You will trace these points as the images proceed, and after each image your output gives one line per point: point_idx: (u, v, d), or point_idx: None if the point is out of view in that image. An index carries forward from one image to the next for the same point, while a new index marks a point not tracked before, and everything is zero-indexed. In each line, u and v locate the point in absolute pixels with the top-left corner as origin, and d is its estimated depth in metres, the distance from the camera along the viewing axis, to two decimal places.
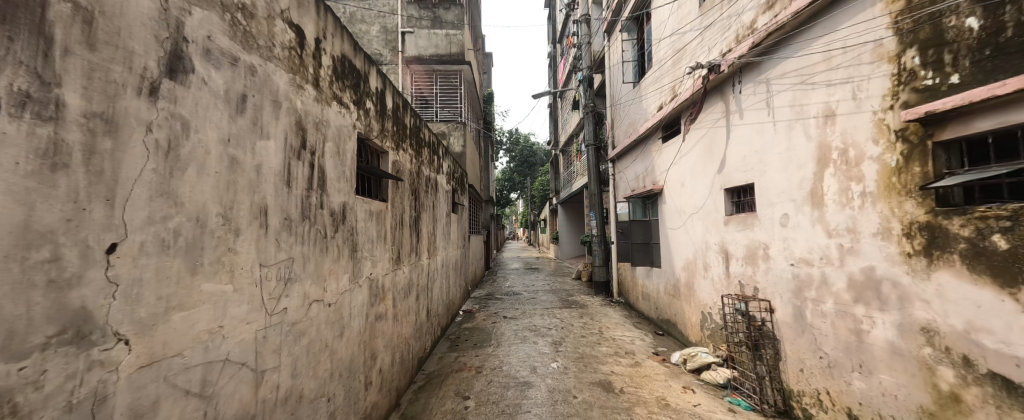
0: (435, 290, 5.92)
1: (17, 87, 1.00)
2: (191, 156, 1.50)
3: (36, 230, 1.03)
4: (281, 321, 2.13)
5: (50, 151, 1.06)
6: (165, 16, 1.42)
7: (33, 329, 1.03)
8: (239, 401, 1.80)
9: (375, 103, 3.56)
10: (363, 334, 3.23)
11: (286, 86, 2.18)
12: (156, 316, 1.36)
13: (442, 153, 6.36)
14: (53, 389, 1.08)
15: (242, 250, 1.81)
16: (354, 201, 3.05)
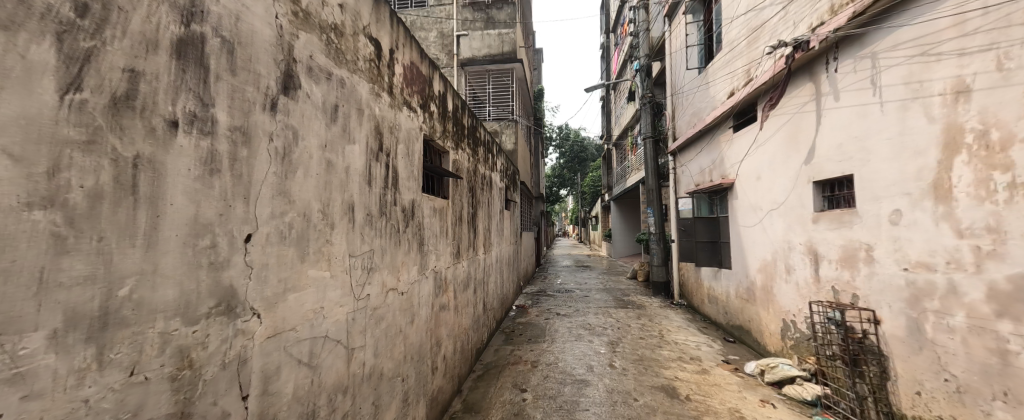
0: (491, 285, 6.11)
1: (188, 108, 1.20)
2: (299, 160, 1.75)
3: (203, 221, 1.23)
4: (366, 305, 2.39)
5: (209, 159, 1.27)
6: (280, 41, 1.66)
7: (202, 300, 1.24)
8: (336, 373, 2.06)
9: (438, 106, 3.78)
10: (429, 322, 3.47)
11: (367, 94, 2.41)
12: (276, 296, 1.61)
13: (496, 151, 6.53)
14: (214, 349, 1.29)
15: (336, 242, 2.06)
16: (420, 199, 3.27)
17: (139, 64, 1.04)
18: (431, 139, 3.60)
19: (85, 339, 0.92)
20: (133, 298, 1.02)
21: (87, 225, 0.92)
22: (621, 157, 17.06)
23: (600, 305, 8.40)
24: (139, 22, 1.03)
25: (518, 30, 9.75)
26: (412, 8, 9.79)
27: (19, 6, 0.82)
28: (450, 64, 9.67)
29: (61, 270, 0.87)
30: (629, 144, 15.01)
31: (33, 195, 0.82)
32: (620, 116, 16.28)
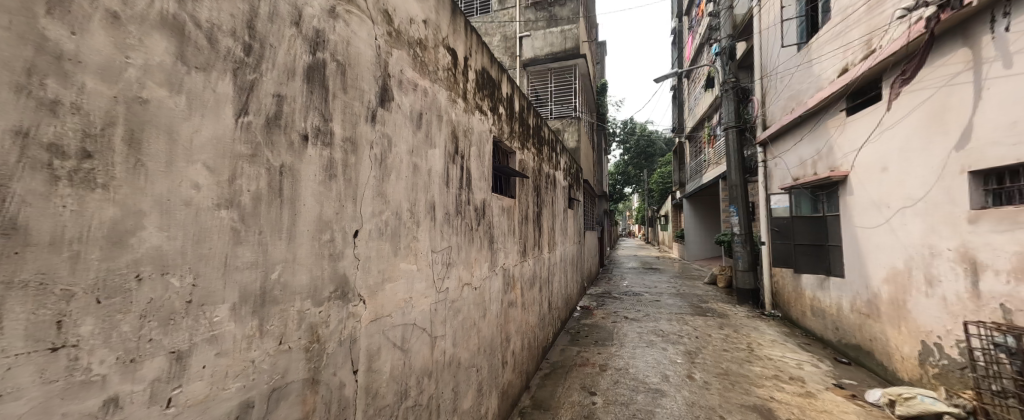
0: (555, 284, 6.07)
1: (314, 123, 1.41)
2: (393, 164, 1.95)
3: (324, 219, 1.45)
4: (445, 298, 2.56)
5: (329, 165, 1.49)
6: (378, 59, 1.86)
7: (325, 285, 1.46)
8: (422, 358, 2.25)
9: (506, 108, 3.87)
10: (500, 317, 3.59)
11: (445, 101, 2.58)
12: (376, 285, 1.82)
13: (559, 149, 6.45)
14: (334, 326, 1.51)
15: (421, 238, 2.24)
16: (490, 198, 3.39)
17: (283, 90, 1.25)
18: (500, 140, 3.69)
19: (252, 313, 1.13)
20: (280, 281, 1.24)
21: (252, 221, 1.12)
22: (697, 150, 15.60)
23: (674, 311, 7.80)
24: (282, 56, 1.25)
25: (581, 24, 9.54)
26: (477, 15, 10.31)
27: (211, 52, 1.00)
28: (513, 66, 9.82)
29: (237, 257, 1.08)
30: (705, 135, 13.67)
31: (222, 196, 1.02)
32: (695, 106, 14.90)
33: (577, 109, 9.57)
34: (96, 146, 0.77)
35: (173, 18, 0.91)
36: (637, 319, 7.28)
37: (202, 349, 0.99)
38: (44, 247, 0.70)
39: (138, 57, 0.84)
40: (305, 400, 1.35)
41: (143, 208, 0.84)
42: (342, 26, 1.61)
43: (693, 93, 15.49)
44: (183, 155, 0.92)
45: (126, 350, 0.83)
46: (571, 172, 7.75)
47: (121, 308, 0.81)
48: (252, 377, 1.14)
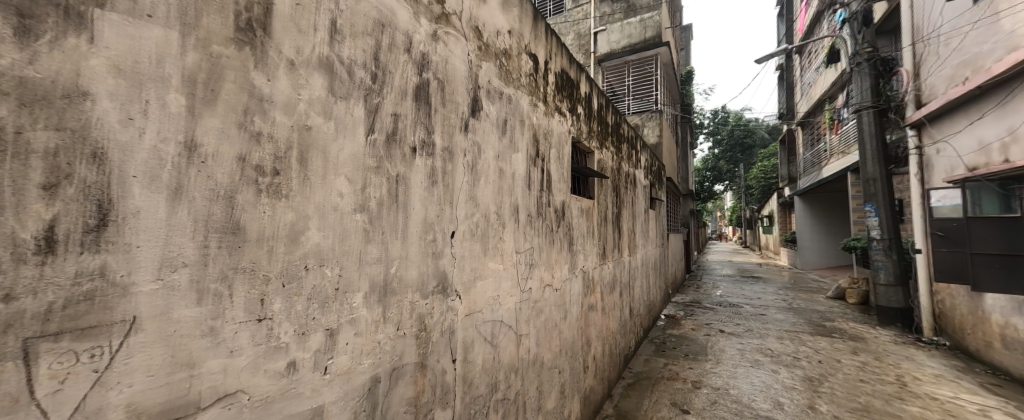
0: (637, 290, 5.72)
1: (421, 136, 1.58)
2: (482, 170, 2.08)
3: (429, 221, 1.62)
4: (528, 297, 2.61)
5: (432, 173, 1.65)
6: (470, 72, 2.00)
7: (429, 281, 1.62)
8: (509, 354, 2.34)
9: (584, 107, 3.80)
10: (580, 319, 3.53)
11: (527, 106, 2.65)
12: (469, 282, 1.95)
13: (640, 147, 6.07)
14: (437, 318, 1.68)
15: (506, 239, 2.33)
16: (570, 200, 3.35)
17: (398, 109, 1.44)
18: (578, 141, 3.63)
19: (378, 302, 1.32)
20: (397, 275, 1.42)
21: (378, 223, 1.32)
22: (814, 139, 13.20)
23: (785, 328, 6.70)
24: (397, 80, 1.44)
25: (664, 11, 8.88)
26: (552, 16, 10.11)
27: (350, 83, 1.21)
28: (588, 62, 9.52)
29: (367, 253, 1.27)
30: (825, 121, 11.50)
31: (357, 201, 1.22)
32: (811, 86, 12.64)
33: (659, 102, 8.86)
34: (281, 164, 0.99)
35: (326, 60, 1.12)
36: (736, 334, 6.44)
37: (346, 329, 1.19)
38: (255, 242, 0.92)
39: (305, 94, 1.06)
40: (416, 381, 1.53)
41: (307, 212, 1.05)
42: (442, 46, 1.77)
43: (808, 72, 13.17)
44: (332, 170, 1.13)
45: (299, 324, 1.04)
46: (653, 170, 7.24)
47: (295, 291, 1.03)
48: (379, 357, 1.33)
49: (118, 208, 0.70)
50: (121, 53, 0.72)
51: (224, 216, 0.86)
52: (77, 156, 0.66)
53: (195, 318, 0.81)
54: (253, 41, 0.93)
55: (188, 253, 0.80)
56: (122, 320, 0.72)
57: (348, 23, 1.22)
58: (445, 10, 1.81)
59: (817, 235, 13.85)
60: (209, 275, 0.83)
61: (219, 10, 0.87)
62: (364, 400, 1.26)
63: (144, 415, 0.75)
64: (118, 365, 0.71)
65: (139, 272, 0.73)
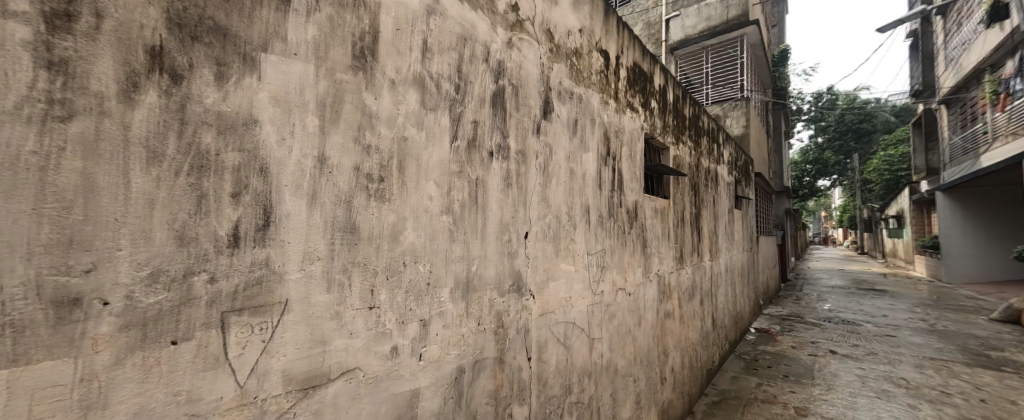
0: (720, 298, 5.18)
1: (499, 140, 1.65)
2: (554, 171, 2.07)
3: (505, 222, 1.68)
4: (601, 300, 2.54)
5: (507, 175, 1.70)
6: (543, 74, 2.02)
7: (506, 279, 1.68)
8: (582, 357, 2.30)
9: (658, 101, 3.57)
10: (655, 327, 3.31)
11: (598, 104, 2.58)
12: (542, 282, 1.96)
13: (722, 140, 5.50)
14: (513, 316, 1.72)
15: (578, 240, 2.29)
16: (644, 199, 3.17)
17: (477, 117, 1.52)
18: (652, 137, 3.43)
19: (461, 297, 1.41)
20: (477, 273, 1.50)
21: (461, 224, 1.41)
22: (966, 121, 10.58)
23: (925, 354, 5.47)
24: (477, 89, 1.53)
25: None
26: (621, 7, 9.98)
27: (438, 95, 1.32)
28: (659, 52, 8.92)
29: (452, 252, 1.37)
30: (984, 96, 9.13)
31: (443, 204, 1.33)
32: (962, 55, 10.15)
33: (745, 89, 7.74)
34: (385, 171, 1.12)
35: (419, 77, 1.25)
36: (853, 356, 5.44)
37: (435, 320, 1.29)
38: (366, 240, 1.06)
39: (403, 108, 1.18)
40: (495, 375, 1.59)
41: (404, 214, 1.18)
42: (517, 52, 1.81)
43: (956, 37, 10.60)
44: (424, 175, 1.25)
45: (400, 314, 1.17)
46: (739, 166, 6.50)
47: (396, 284, 1.15)
48: (463, 349, 1.42)
49: (277, 211, 0.87)
50: (278, 86, 0.88)
51: (345, 218, 1.01)
52: (251, 170, 0.83)
53: (326, 303, 0.96)
54: (365, 66, 1.08)
55: (321, 248, 0.95)
56: (280, 302, 0.87)
57: (436, 40, 1.33)
58: (520, 17, 1.86)
59: (973, 241, 10.89)
60: (335, 268, 0.98)
61: (341, 42, 1.02)
62: (451, 387, 1.36)
63: (293, 380, 0.90)
64: (277, 338, 0.87)
65: (290, 262, 0.89)
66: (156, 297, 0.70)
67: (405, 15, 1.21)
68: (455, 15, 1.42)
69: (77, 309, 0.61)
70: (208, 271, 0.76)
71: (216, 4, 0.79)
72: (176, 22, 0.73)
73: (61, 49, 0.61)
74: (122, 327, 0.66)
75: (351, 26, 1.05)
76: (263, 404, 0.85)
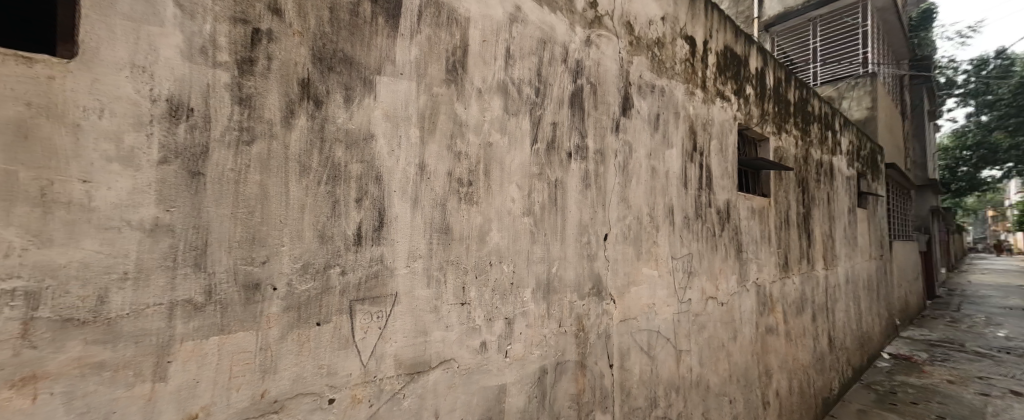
0: (840, 315, 4.37)
1: (578, 141, 1.63)
2: (634, 170, 1.97)
3: (584, 224, 1.65)
4: (688, 309, 2.33)
5: (586, 176, 1.67)
6: (622, 69, 1.94)
7: (585, 282, 1.64)
8: (668, 369, 2.14)
9: (755, 86, 3.16)
10: (755, 343, 2.93)
11: (683, 96, 2.38)
12: (623, 286, 1.87)
13: (839, 126, 4.64)
14: (594, 320, 1.68)
15: (661, 243, 2.14)
16: (738, 198, 2.83)
17: (556, 118, 1.52)
18: (747, 128, 3.04)
19: (543, 298, 1.43)
20: (558, 275, 1.50)
21: (542, 225, 1.43)
22: None
23: None
24: (556, 90, 1.53)
25: None
26: None
27: (520, 100, 1.36)
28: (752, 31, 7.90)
29: (533, 253, 1.39)
30: None
31: (525, 206, 1.36)
32: None
33: (868, 63, 6.45)
34: (473, 175, 1.19)
35: (503, 84, 1.30)
36: None
37: (519, 319, 1.33)
38: (458, 240, 1.14)
39: (489, 115, 1.25)
40: (577, 379, 1.57)
41: (490, 215, 1.23)
42: (595, 50, 1.77)
43: None
44: (507, 178, 1.29)
45: (488, 311, 1.22)
46: (863, 156, 5.41)
47: (483, 282, 1.21)
48: (545, 350, 1.43)
49: (388, 213, 0.98)
50: (389, 103, 0.99)
51: (441, 220, 1.10)
52: (370, 178, 0.95)
53: (427, 297, 1.06)
54: (457, 78, 1.16)
55: (422, 246, 1.05)
56: (390, 294, 0.99)
57: (517, 46, 1.37)
58: (598, 13, 1.81)
59: None
60: (432, 265, 1.07)
61: (437, 59, 1.11)
62: (534, 387, 1.38)
63: (402, 364, 1.01)
64: (390, 326, 0.98)
65: (399, 259, 1.00)
66: (306, 285, 0.84)
67: (491, 27, 1.28)
68: (535, 20, 1.45)
69: (258, 292, 0.77)
70: (341, 265, 0.90)
71: (344, 38, 0.92)
72: (318, 57, 0.88)
73: (248, 87, 0.77)
74: (285, 308, 0.81)
75: (445, 42, 1.14)
76: (380, 383, 0.96)
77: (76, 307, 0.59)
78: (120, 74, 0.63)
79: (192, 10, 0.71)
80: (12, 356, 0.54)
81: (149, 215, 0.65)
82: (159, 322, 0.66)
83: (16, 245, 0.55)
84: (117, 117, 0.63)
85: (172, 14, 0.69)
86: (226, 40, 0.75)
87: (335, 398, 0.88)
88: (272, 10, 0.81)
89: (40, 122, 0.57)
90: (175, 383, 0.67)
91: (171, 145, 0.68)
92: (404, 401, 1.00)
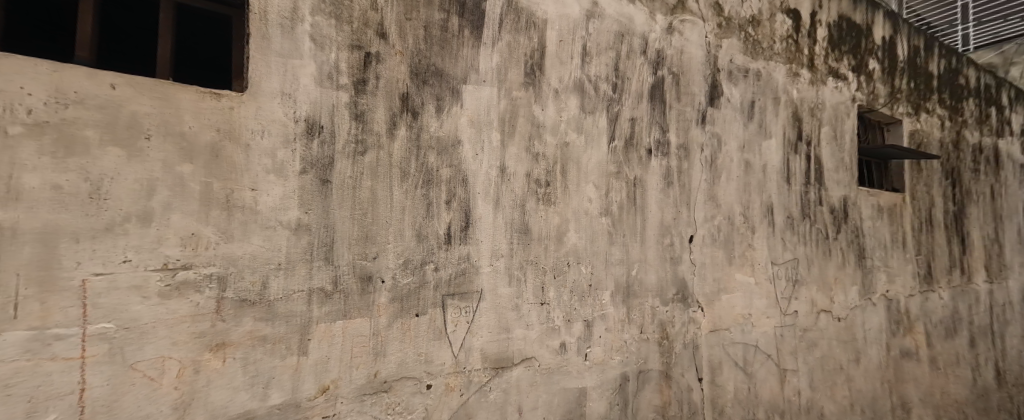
0: (1014, 342, 3.40)
1: (658, 136, 1.53)
2: (724, 165, 1.78)
3: (667, 225, 1.53)
4: (794, 323, 2.02)
5: (668, 173, 1.55)
6: (709, 55, 1.76)
7: (668, 286, 1.53)
8: (770, 390, 1.88)
9: (882, 59, 2.62)
10: (886, 370, 2.42)
11: (784, 78, 2.08)
12: (713, 294, 1.70)
13: (1012, 100, 3.59)
14: (679, 329, 1.56)
15: (758, 247, 1.89)
16: (859, 194, 2.38)
17: (635, 114, 1.45)
18: (871, 110, 2.54)
19: (622, 302, 1.37)
20: (638, 278, 1.42)
21: (620, 226, 1.37)
22: None
23: None
24: (635, 85, 1.46)
25: None
26: None
27: (597, 97, 1.33)
28: None
29: (611, 254, 1.34)
30: None
31: (602, 205, 1.32)
32: None
33: None
34: (550, 176, 1.19)
35: (580, 82, 1.29)
36: None
37: (598, 322, 1.30)
38: (537, 240, 1.16)
39: (565, 115, 1.24)
40: (662, 391, 1.47)
41: (568, 216, 1.23)
42: (677, 37, 1.64)
43: None
44: (584, 177, 1.27)
45: (566, 313, 1.22)
46: None
47: (562, 283, 1.21)
48: (626, 356, 1.37)
49: (474, 213, 1.04)
50: (473, 111, 1.05)
51: (521, 220, 1.12)
52: (457, 181, 1.01)
53: (509, 295, 1.09)
54: (535, 80, 1.18)
55: (503, 246, 1.09)
56: (476, 290, 1.04)
57: (594, 43, 1.34)
58: None
59: None
60: (513, 264, 1.10)
61: (517, 63, 1.14)
62: (616, 394, 1.33)
63: (488, 358, 1.06)
64: (477, 321, 1.04)
65: (483, 258, 1.05)
66: (407, 278, 0.93)
67: (567, 26, 1.27)
68: (612, 13, 1.40)
69: (370, 284, 0.88)
70: (435, 262, 0.97)
71: (436, 53, 1.00)
72: (415, 73, 0.97)
73: (361, 105, 0.88)
74: (392, 299, 0.91)
75: (524, 47, 1.16)
76: (469, 374, 1.02)
77: (248, 290, 0.73)
78: (274, 101, 0.77)
79: (322, 43, 0.84)
80: (210, 327, 0.69)
81: (294, 216, 0.79)
82: (302, 305, 0.79)
83: (212, 240, 0.70)
84: (272, 137, 0.77)
85: (308, 47, 0.82)
86: (346, 65, 0.87)
87: (432, 384, 0.96)
88: (380, 34, 0.92)
89: (225, 144, 0.72)
90: (314, 357, 0.80)
91: (308, 157, 0.81)
92: (490, 393, 1.05)
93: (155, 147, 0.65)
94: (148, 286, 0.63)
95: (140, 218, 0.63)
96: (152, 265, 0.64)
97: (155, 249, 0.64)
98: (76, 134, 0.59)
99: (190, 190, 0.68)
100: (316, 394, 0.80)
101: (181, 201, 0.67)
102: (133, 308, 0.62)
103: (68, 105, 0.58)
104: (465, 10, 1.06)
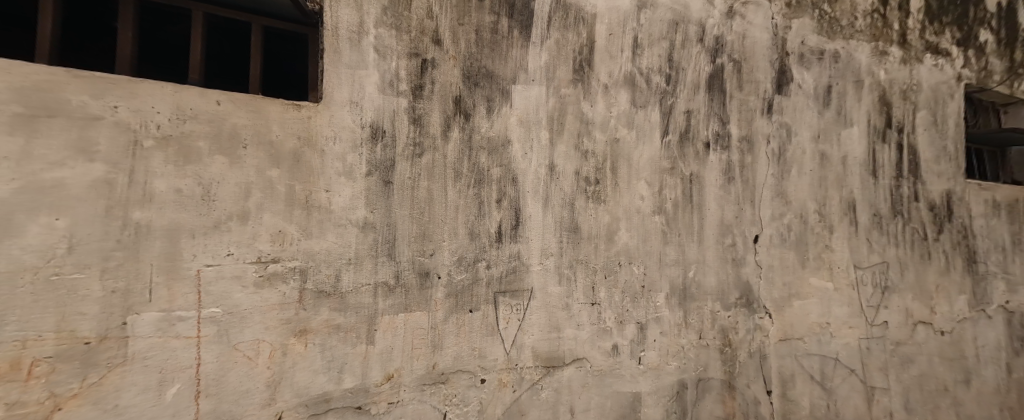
0: None
1: (717, 129, 1.42)
2: (794, 158, 1.61)
3: (728, 224, 1.43)
4: (884, 335, 1.78)
5: (728, 168, 1.44)
6: (776, 38, 1.61)
7: (730, 290, 1.42)
8: (854, 409, 1.67)
9: (999, 28, 2.21)
10: (1007, 395, 2.04)
11: (868, 58, 1.83)
12: (783, 300, 1.55)
13: None
14: (743, 336, 1.44)
15: (837, 248, 1.69)
16: (968, 188, 2.03)
17: (691, 106, 1.37)
18: (982, 89, 2.15)
19: (679, 305, 1.30)
20: (695, 280, 1.34)
21: (675, 225, 1.30)
22: None
23: None
24: (691, 75, 1.37)
25: None
26: None
27: (649, 90, 1.27)
28: None
29: (666, 255, 1.28)
30: None
31: (655, 203, 1.26)
32: None
33: None
34: (601, 173, 1.17)
35: (631, 76, 1.24)
36: None
37: (652, 325, 1.24)
38: (587, 239, 1.13)
39: (615, 110, 1.20)
40: (724, 401, 1.38)
41: (619, 214, 1.19)
42: (738, 21, 1.52)
43: None
44: (635, 174, 1.23)
45: (618, 314, 1.18)
46: None
47: (613, 283, 1.18)
48: (684, 362, 1.30)
49: (524, 212, 1.05)
50: (523, 110, 1.06)
51: (570, 218, 1.11)
52: (508, 179, 1.03)
53: (560, 293, 1.09)
54: (584, 77, 1.16)
55: (553, 244, 1.08)
56: (527, 288, 1.04)
57: (646, 34, 1.28)
58: None
59: None
60: (563, 263, 1.10)
61: (565, 61, 1.13)
62: (673, 401, 1.26)
63: (539, 356, 1.06)
64: (528, 319, 1.04)
65: (533, 256, 1.06)
66: (461, 275, 0.96)
67: (617, 19, 1.23)
68: (665, 2, 1.33)
69: (428, 279, 0.92)
70: (488, 259, 1.00)
71: (486, 55, 1.02)
72: (468, 76, 1.00)
73: (418, 109, 0.93)
74: (448, 295, 0.94)
75: (573, 43, 1.15)
76: (521, 371, 1.03)
77: (324, 282, 0.80)
78: (343, 108, 0.84)
79: (384, 52, 0.90)
80: (295, 314, 0.77)
81: (362, 215, 0.85)
82: (369, 298, 0.85)
83: (295, 236, 0.78)
84: (342, 142, 0.84)
85: (372, 57, 0.88)
86: (405, 72, 0.92)
87: (486, 379, 0.98)
88: (435, 41, 0.96)
89: (305, 150, 0.80)
90: (380, 347, 0.86)
91: (372, 160, 0.87)
92: (542, 392, 1.05)
93: (250, 155, 0.74)
94: (246, 276, 0.73)
95: (239, 217, 0.73)
96: (249, 258, 0.73)
97: (251, 244, 0.74)
98: (192, 145, 0.70)
99: (277, 192, 0.77)
100: (382, 381, 0.86)
101: (270, 202, 0.76)
102: (235, 295, 0.72)
103: (186, 120, 0.69)
104: (514, 11, 1.07)
